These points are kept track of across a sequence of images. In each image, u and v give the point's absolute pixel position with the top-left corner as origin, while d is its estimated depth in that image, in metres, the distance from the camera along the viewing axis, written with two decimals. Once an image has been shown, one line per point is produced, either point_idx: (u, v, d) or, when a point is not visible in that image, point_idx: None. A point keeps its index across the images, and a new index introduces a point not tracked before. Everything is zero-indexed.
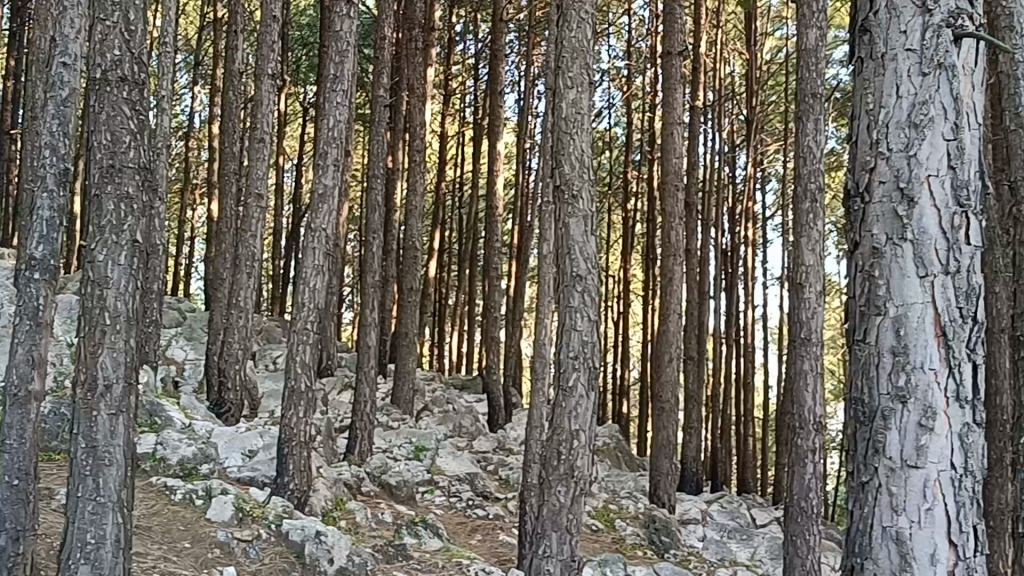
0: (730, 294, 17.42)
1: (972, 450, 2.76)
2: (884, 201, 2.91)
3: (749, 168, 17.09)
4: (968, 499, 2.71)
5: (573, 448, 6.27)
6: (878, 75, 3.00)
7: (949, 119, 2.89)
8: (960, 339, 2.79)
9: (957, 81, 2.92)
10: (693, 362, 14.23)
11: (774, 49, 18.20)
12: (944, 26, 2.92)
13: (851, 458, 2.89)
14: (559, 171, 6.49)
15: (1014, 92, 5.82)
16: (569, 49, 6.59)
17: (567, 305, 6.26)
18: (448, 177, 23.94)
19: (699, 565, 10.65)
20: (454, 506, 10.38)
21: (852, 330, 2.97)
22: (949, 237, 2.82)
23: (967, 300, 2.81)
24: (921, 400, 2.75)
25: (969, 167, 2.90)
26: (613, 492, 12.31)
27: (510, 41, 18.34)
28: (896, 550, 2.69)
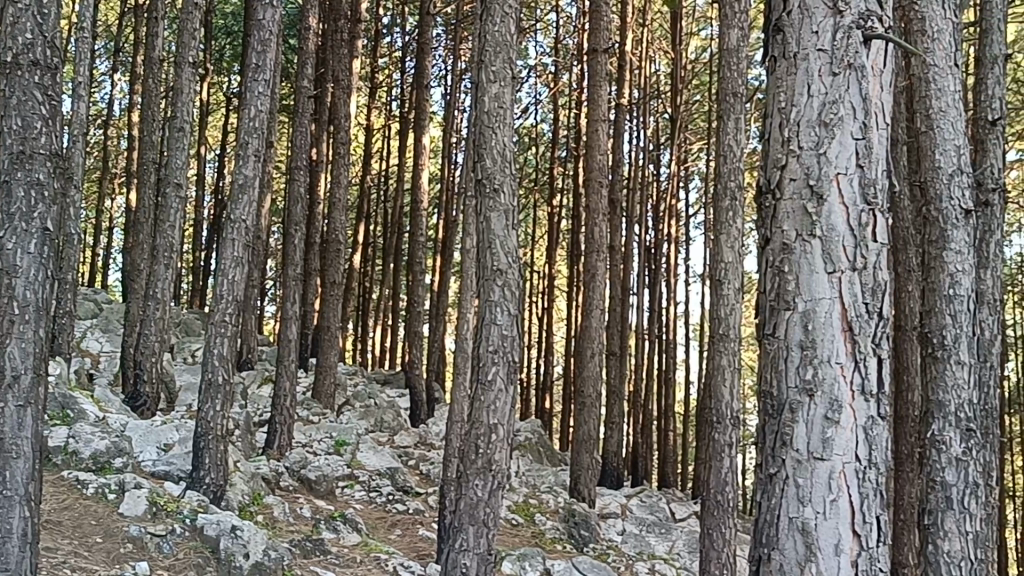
0: (653, 291, 17.60)
1: (876, 443, 2.82)
2: (794, 198, 2.96)
3: (673, 167, 17.26)
4: (872, 491, 2.78)
5: (491, 441, 6.26)
6: (790, 74, 3.05)
7: (857, 119, 2.95)
8: (866, 335, 2.85)
9: (866, 81, 2.98)
10: (615, 358, 14.35)
11: (699, 49, 18.39)
12: (854, 28, 2.98)
13: (760, 450, 2.94)
14: (480, 164, 6.49)
15: (924, 94, 5.99)
16: (492, 42, 6.59)
17: (487, 299, 6.26)
18: (374, 170, 23.83)
19: (618, 559, 10.73)
20: (373, 501, 10.32)
21: (763, 324, 3.01)
22: (857, 234, 2.88)
23: (873, 296, 2.88)
24: (827, 394, 2.81)
25: (878, 166, 2.97)
26: (533, 487, 12.37)
27: (437, 35, 18.30)
28: (802, 540, 2.73)
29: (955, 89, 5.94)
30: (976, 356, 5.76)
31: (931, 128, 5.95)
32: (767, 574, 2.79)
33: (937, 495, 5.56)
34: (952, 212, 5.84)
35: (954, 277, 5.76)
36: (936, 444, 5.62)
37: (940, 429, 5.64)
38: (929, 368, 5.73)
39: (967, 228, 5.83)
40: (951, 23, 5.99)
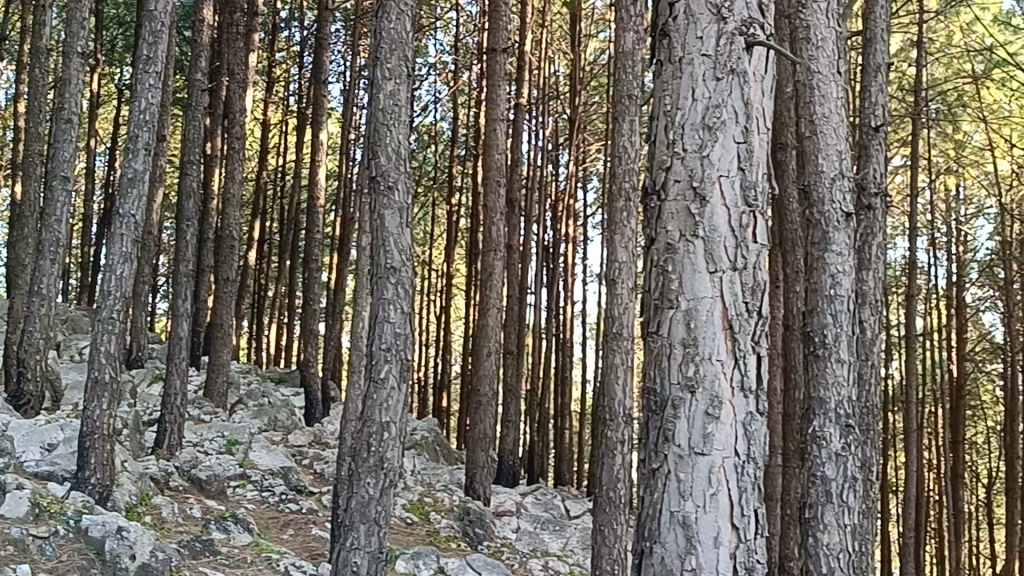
0: (551, 289, 17.72)
1: (753, 438, 2.91)
2: (678, 199, 3.02)
3: (571, 168, 17.42)
4: (749, 484, 2.88)
5: (383, 440, 6.26)
6: (675, 78, 3.12)
7: (739, 123, 3.05)
8: (745, 333, 2.95)
9: (747, 87, 3.08)
10: (512, 357, 14.42)
11: (597, 51, 18.57)
12: (736, 35, 3.08)
13: (643, 446, 2.98)
14: (374, 162, 6.46)
15: (808, 100, 6.18)
16: (387, 40, 6.58)
17: (380, 297, 6.25)
18: (270, 165, 23.54)
19: (511, 556, 10.80)
20: (266, 501, 10.19)
21: (646, 322, 3.06)
22: (737, 235, 2.97)
23: (752, 295, 2.98)
24: (708, 390, 2.89)
25: (757, 169, 3.06)
26: (428, 485, 12.36)
27: (336, 30, 18.13)
28: (682, 534, 2.80)
29: (838, 95, 6.13)
30: (856, 354, 5.97)
31: (815, 133, 6.12)
32: (648, 568, 2.85)
33: (818, 490, 5.75)
34: (834, 215, 6.04)
35: (836, 277, 5.95)
36: (816, 440, 5.81)
37: (820, 426, 5.83)
38: (811, 366, 5.91)
39: (848, 231, 6.04)
40: (834, 31, 6.22)
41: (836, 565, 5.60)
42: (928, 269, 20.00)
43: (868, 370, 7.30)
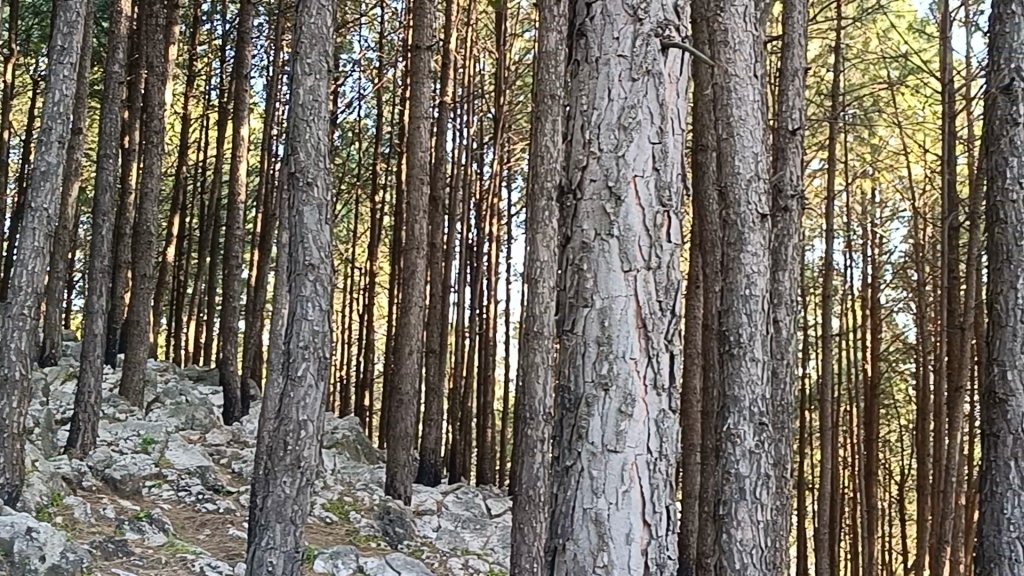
0: (474, 288, 17.71)
1: (666, 436, 2.96)
2: (594, 199, 3.04)
3: (495, 167, 17.44)
4: (661, 481, 2.92)
5: (300, 438, 6.20)
6: (591, 79, 3.13)
7: (654, 124, 3.09)
8: (658, 332, 2.99)
9: (662, 88, 3.12)
10: (434, 356, 14.39)
11: (521, 50, 18.60)
12: (652, 36, 3.12)
13: (557, 444, 3.00)
14: (293, 157, 6.40)
15: (725, 102, 6.29)
16: (308, 34, 6.53)
17: (298, 294, 6.20)
18: (190, 159, 23.19)
19: (431, 555, 10.78)
20: (182, 501, 10.03)
21: (560, 321, 3.07)
22: (651, 235, 3.01)
23: (664, 294, 3.02)
24: (621, 388, 2.92)
25: (672, 169, 3.10)
26: (348, 484, 12.28)
27: (259, 24, 17.89)
28: (594, 531, 2.83)
29: (754, 98, 6.29)
30: (769, 352, 6.08)
31: (732, 135, 6.23)
32: (561, 564, 2.86)
33: (731, 487, 5.87)
34: (749, 217, 6.18)
35: (751, 278, 6.08)
36: (730, 438, 5.91)
37: (735, 423, 5.92)
38: (725, 365, 6.03)
39: (762, 232, 6.18)
40: (751, 35, 6.38)
41: (749, 561, 5.77)
42: (843, 271, 20.40)
43: (783, 369, 7.45)
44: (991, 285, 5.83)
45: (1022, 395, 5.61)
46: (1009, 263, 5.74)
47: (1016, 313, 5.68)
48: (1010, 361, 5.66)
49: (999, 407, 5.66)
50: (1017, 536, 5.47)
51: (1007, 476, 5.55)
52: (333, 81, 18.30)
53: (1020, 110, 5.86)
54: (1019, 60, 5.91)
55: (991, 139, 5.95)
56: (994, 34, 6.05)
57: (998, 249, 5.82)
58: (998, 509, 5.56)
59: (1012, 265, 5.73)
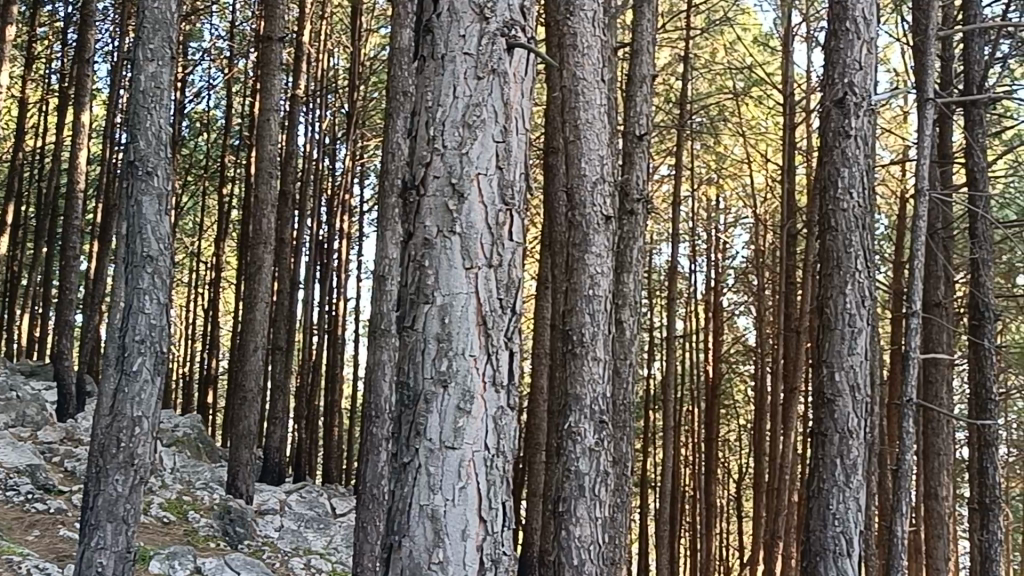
0: (323, 284, 17.49)
1: (503, 432, 3.00)
2: (437, 195, 3.04)
3: (347, 163, 17.24)
4: (497, 477, 2.96)
5: (134, 435, 6.02)
6: (436, 75, 3.13)
7: (497, 123, 3.13)
8: (498, 329, 3.03)
9: (505, 87, 3.17)
10: (280, 352, 14.16)
11: (376, 46, 18.44)
12: (498, 36, 3.16)
13: (394, 441, 2.98)
14: (133, 146, 6.20)
15: (572, 106, 6.46)
16: (150, 19, 6.33)
17: (135, 287, 6.03)
18: (26, 145, 22.18)
19: (272, 555, 10.59)
20: (9, 501, 9.61)
21: (399, 318, 3.06)
22: (493, 232, 3.05)
23: (505, 292, 3.06)
24: (460, 384, 2.94)
25: (513, 168, 3.16)
26: (187, 483, 11.96)
27: (103, 8, 17.24)
28: (430, 527, 2.83)
29: (600, 102, 6.50)
30: (610, 352, 6.37)
31: (579, 137, 6.43)
32: (397, 562, 2.86)
33: (571, 484, 6.11)
34: (594, 218, 6.37)
35: (595, 278, 6.31)
36: (571, 435, 6.17)
37: (576, 422, 6.20)
38: (568, 363, 6.26)
39: (606, 233, 6.39)
40: (598, 40, 6.59)
41: (587, 556, 6.00)
42: (687, 275, 20.92)
43: (624, 368, 7.63)
44: (822, 289, 6.08)
45: (849, 395, 5.85)
46: (839, 269, 5.98)
47: (844, 317, 5.93)
48: (838, 363, 5.90)
49: (827, 407, 5.90)
50: (840, 530, 5.75)
51: (832, 473, 5.81)
52: (182, 70, 17.77)
53: (853, 123, 6.12)
54: (852, 75, 6.13)
55: (825, 149, 6.19)
56: (830, 49, 6.27)
57: (829, 255, 6.06)
58: (823, 505, 5.81)
59: (841, 271, 5.98)
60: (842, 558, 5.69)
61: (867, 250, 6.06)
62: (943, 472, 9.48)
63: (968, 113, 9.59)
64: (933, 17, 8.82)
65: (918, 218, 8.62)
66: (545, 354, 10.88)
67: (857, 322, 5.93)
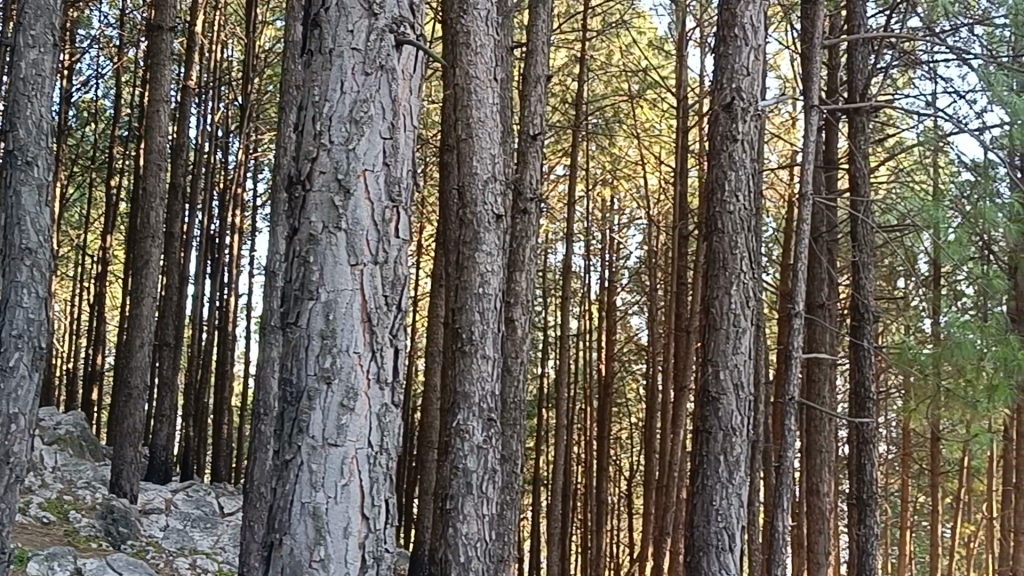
0: (214, 280, 17.18)
1: (386, 429, 3.02)
2: (323, 191, 3.02)
3: (240, 156, 16.95)
4: (380, 475, 2.97)
5: (10, 433, 5.81)
6: (324, 70, 3.10)
7: (385, 119, 3.13)
8: (382, 325, 3.04)
9: (393, 84, 3.17)
10: (167, 348, 13.86)
11: (272, 39, 18.17)
12: (387, 32, 3.17)
13: (276, 438, 2.94)
14: (11, 134, 6.01)
15: (465, 103, 6.56)
16: (32, 5, 6.15)
17: (12, 280, 5.85)
18: None
19: (156, 555, 10.38)
20: None
21: (282, 314, 3.02)
22: (379, 229, 3.06)
23: (390, 289, 3.07)
24: (343, 381, 2.93)
25: (399, 165, 3.18)
26: (68, 483, 11.62)
27: None
28: (312, 525, 2.82)
29: (492, 101, 6.58)
30: (499, 350, 6.52)
31: (471, 136, 6.52)
32: (277, 559, 2.84)
33: (459, 481, 6.28)
34: (485, 216, 6.54)
35: (484, 276, 6.44)
36: (459, 433, 6.33)
37: (464, 420, 6.36)
38: (457, 361, 6.41)
39: (497, 231, 6.57)
40: (491, 39, 6.66)
41: (472, 553, 6.16)
42: (581, 274, 21.11)
43: (515, 366, 7.71)
44: (708, 289, 6.20)
45: (732, 394, 5.99)
46: (726, 270, 6.11)
47: (730, 317, 6.06)
48: (723, 361, 6.02)
49: (712, 405, 6.01)
50: (722, 525, 5.88)
51: (716, 470, 5.93)
52: (69, 58, 17.25)
53: (740, 128, 6.27)
54: (740, 81, 6.26)
55: (713, 153, 6.31)
56: (719, 54, 6.39)
57: (715, 256, 6.18)
58: (707, 501, 5.93)
59: (727, 272, 6.11)
60: (724, 553, 5.83)
61: (752, 252, 6.21)
62: (824, 468, 9.74)
63: (852, 121, 9.86)
64: (819, 26, 9.06)
65: (802, 221, 8.85)
66: (438, 351, 10.89)
67: (741, 322, 6.07)
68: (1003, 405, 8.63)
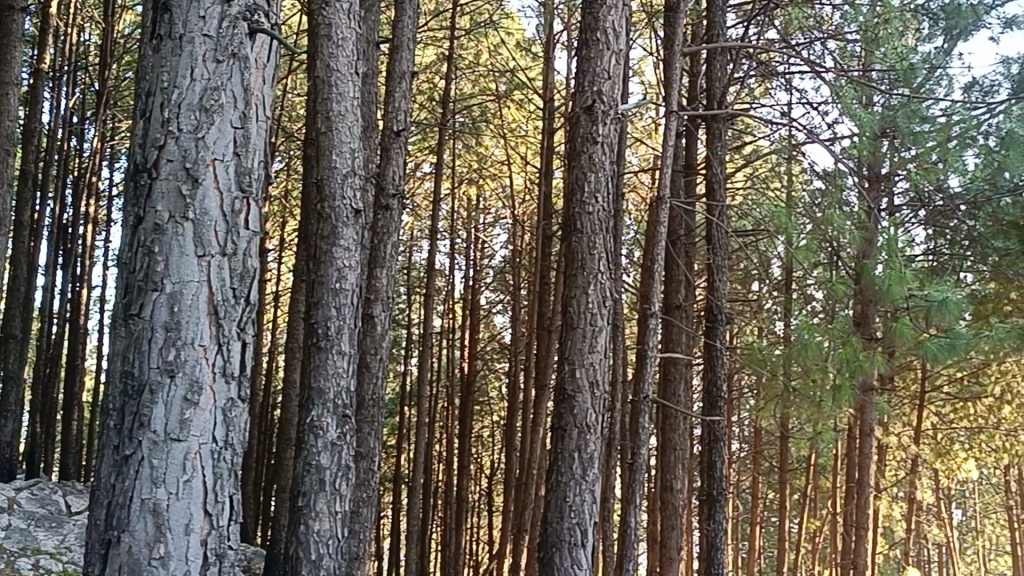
0: (64, 271, 16.56)
1: (232, 425, 2.99)
2: (170, 179, 2.96)
3: (96, 144, 16.37)
4: (224, 470, 2.94)
5: None
6: (174, 55, 3.04)
7: (237, 108, 3.10)
8: (229, 319, 3.00)
9: (245, 72, 3.14)
10: (12, 341, 13.28)
11: (131, 24, 17.61)
12: (240, 19, 3.14)
13: (114, 432, 2.85)
14: None
15: (325, 97, 6.54)
16: None
17: None
18: None
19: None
20: None
21: (125, 304, 2.93)
22: (228, 220, 3.03)
23: (239, 281, 3.05)
24: (188, 375, 2.88)
25: (250, 156, 3.15)
26: None
27: None
28: (152, 522, 2.76)
29: (353, 95, 6.58)
30: (354, 346, 6.56)
31: (331, 129, 6.52)
32: (113, 557, 2.75)
33: (312, 478, 6.34)
34: (344, 211, 6.52)
35: (341, 271, 6.47)
36: (313, 429, 6.36)
37: (318, 416, 6.38)
38: (312, 357, 6.42)
39: (356, 226, 6.55)
40: (354, 33, 6.64)
41: (325, 551, 6.28)
42: (445, 272, 21.12)
43: (374, 363, 7.75)
44: (567, 288, 6.27)
45: (587, 391, 6.08)
46: (583, 270, 6.19)
47: (587, 316, 6.14)
48: (579, 359, 6.10)
49: (568, 402, 6.09)
50: (576, 521, 5.95)
51: (570, 466, 6.00)
52: None
53: (599, 130, 6.35)
54: (601, 84, 6.35)
55: (573, 154, 6.38)
56: (581, 57, 6.46)
57: (574, 256, 6.25)
58: (561, 497, 5.99)
59: (586, 272, 6.19)
60: (577, 549, 5.90)
61: (609, 252, 6.31)
62: (677, 465, 9.98)
63: (710, 127, 10.09)
64: (679, 34, 9.25)
65: (659, 224, 9.02)
66: (298, 347, 10.75)
67: (598, 321, 6.17)
68: (847, 404, 8.96)
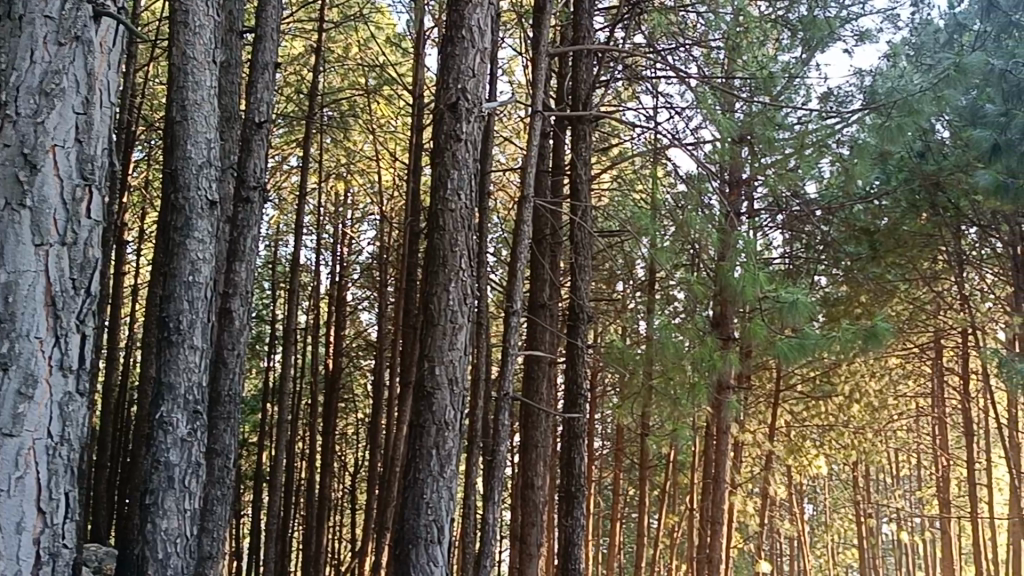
0: None
1: (68, 420, 2.91)
2: (5, 164, 2.86)
3: None
4: (59, 465, 2.85)
5: None
6: (12, 37, 2.94)
7: (78, 93, 3.03)
8: (68, 310, 2.92)
9: (88, 56, 3.07)
10: None
11: None
12: (83, 2, 3.06)
13: None
14: None
15: (181, 85, 6.41)
16: None
17: None
18: None
19: None
20: None
21: None
22: (67, 208, 2.95)
23: (78, 272, 2.97)
24: (22, 367, 2.78)
25: (92, 142, 3.07)
26: None
27: None
28: None
29: (209, 84, 6.49)
30: (206, 341, 6.44)
31: (185, 118, 6.40)
32: None
33: (160, 475, 6.16)
34: (198, 203, 6.41)
35: (194, 264, 6.34)
36: (162, 426, 6.18)
37: (168, 412, 6.22)
38: (162, 351, 6.26)
39: (210, 219, 6.45)
40: (210, 20, 6.53)
41: (172, 549, 6.12)
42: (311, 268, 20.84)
43: (230, 358, 7.65)
44: (427, 286, 6.26)
45: (446, 388, 6.07)
46: (444, 268, 6.19)
47: (447, 313, 6.14)
48: (438, 357, 6.09)
49: (426, 399, 6.06)
50: (432, 518, 5.95)
51: (427, 464, 5.98)
52: None
53: (463, 128, 6.34)
54: (465, 82, 6.36)
55: (436, 151, 6.37)
56: (446, 55, 6.46)
57: (435, 254, 6.25)
58: (417, 494, 5.97)
59: (447, 269, 6.20)
60: (433, 545, 5.90)
61: (470, 251, 6.33)
62: (539, 462, 10.06)
63: (576, 129, 10.21)
64: (545, 36, 9.33)
65: (524, 223, 9.07)
66: (153, 341, 10.45)
67: (458, 319, 6.17)
68: (703, 402, 9.19)
